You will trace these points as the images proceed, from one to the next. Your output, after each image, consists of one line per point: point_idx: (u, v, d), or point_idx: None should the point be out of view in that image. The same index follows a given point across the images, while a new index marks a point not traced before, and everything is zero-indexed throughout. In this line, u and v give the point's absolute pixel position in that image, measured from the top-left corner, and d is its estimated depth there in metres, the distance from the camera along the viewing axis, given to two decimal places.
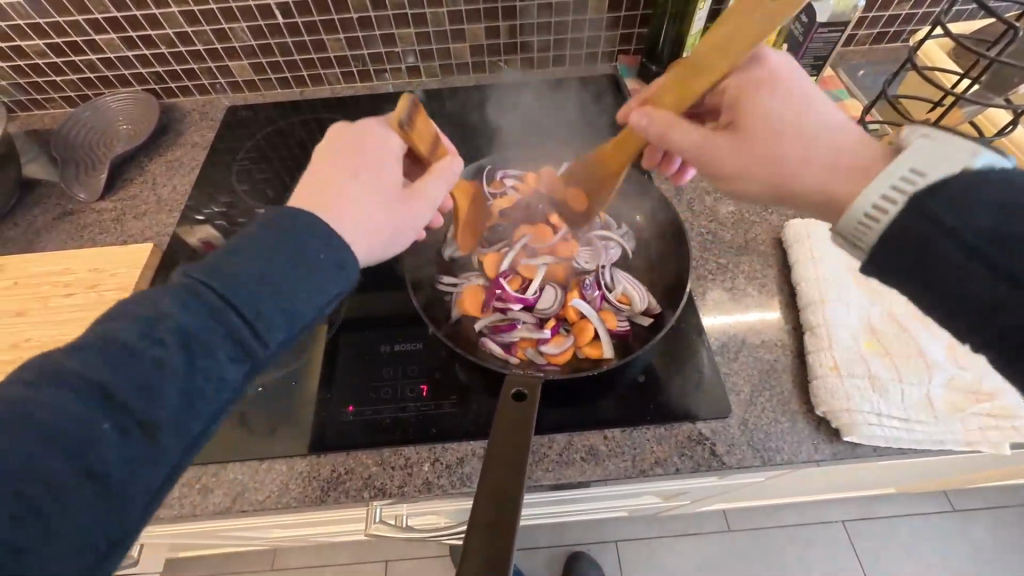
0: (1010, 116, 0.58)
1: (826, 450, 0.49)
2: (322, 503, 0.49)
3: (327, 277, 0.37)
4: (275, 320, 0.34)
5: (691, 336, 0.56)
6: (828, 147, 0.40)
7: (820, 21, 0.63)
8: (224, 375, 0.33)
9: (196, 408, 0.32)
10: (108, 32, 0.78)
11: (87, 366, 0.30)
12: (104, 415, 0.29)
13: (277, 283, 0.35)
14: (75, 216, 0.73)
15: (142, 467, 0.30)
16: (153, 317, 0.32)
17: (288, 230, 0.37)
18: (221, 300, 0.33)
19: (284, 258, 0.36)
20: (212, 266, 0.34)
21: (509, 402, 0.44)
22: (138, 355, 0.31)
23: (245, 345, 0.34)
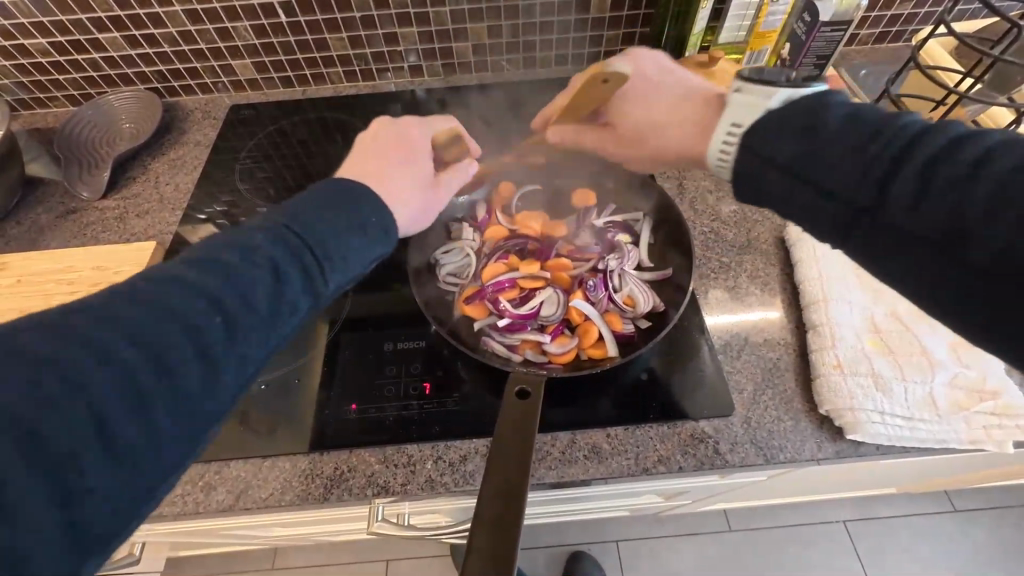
0: (1012, 116, 0.58)
1: (829, 449, 0.49)
2: (325, 500, 0.49)
3: (378, 240, 0.39)
4: (337, 268, 0.36)
5: (694, 336, 0.56)
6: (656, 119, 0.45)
7: (823, 20, 0.65)
8: (281, 319, 0.33)
9: (253, 349, 0.32)
10: (112, 31, 0.78)
11: (149, 298, 0.30)
12: (158, 350, 0.28)
13: (336, 236, 0.36)
14: (77, 214, 0.73)
15: (192, 405, 0.29)
16: (244, 248, 0.33)
17: (351, 192, 0.39)
18: (289, 246, 0.35)
19: (343, 212, 0.38)
20: (280, 217, 0.36)
21: (514, 399, 0.44)
22: (225, 281, 0.32)
23: (309, 290, 0.35)
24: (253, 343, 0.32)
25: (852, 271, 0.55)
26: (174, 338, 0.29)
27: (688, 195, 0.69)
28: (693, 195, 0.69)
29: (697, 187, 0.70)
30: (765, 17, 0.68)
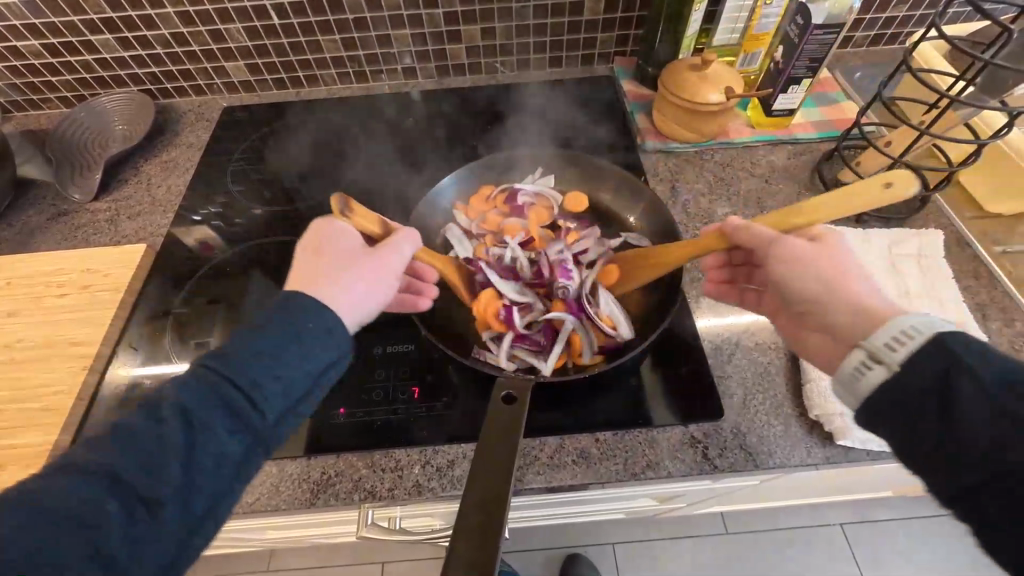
0: (1004, 119, 0.57)
1: (819, 454, 0.48)
2: (312, 505, 0.49)
3: (320, 347, 0.37)
4: (270, 389, 0.35)
5: (684, 339, 0.56)
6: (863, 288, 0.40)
7: (816, 21, 0.61)
8: (224, 447, 0.34)
9: (208, 478, 0.33)
10: (104, 33, 0.78)
11: (102, 450, 0.32)
12: (109, 494, 0.31)
13: (268, 355, 0.36)
14: (68, 217, 0.73)
15: (143, 544, 0.31)
16: (157, 405, 0.33)
17: (288, 305, 0.38)
18: (222, 378, 0.35)
19: (278, 325, 0.37)
20: (206, 354, 0.36)
21: (498, 405, 0.44)
22: (144, 437, 0.32)
23: (244, 418, 0.35)
24: (203, 476, 0.33)
25: None
26: (115, 487, 0.31)
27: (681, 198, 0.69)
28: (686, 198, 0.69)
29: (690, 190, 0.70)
30: (759, 19, 0.68)
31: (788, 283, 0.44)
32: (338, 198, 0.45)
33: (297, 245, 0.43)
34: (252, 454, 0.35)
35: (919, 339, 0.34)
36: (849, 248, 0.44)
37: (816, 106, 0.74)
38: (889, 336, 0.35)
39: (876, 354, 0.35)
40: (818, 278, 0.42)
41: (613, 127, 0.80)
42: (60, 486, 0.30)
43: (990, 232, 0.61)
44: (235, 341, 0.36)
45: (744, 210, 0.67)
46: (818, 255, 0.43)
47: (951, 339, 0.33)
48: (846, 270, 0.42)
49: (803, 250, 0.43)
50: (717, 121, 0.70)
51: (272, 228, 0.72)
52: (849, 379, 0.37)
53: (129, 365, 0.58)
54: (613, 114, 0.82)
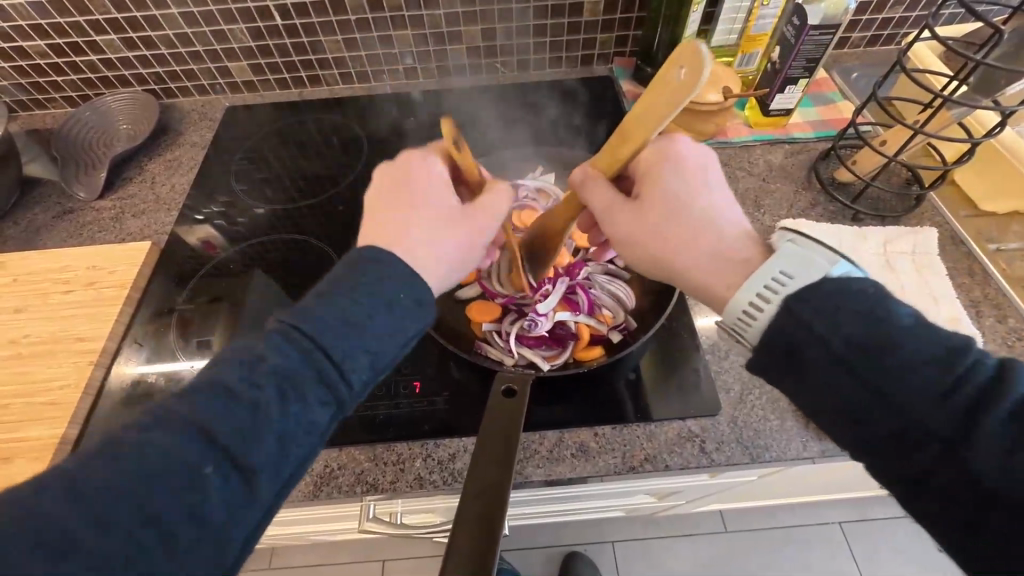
0: (998, 118, 0.58)
1: (814, 448, 0.49)
2: (315, 498, 0.49)
3: (408, 316, 0.37)
4: (360, 359, 0.34)
5: (682, 335, 0.56)
6: (694, 240, 0.39)
7: (812, 24, 0.62)
8: (315, 417, 0.33)
9: (298, 446, 0.32)
10: (109, 33, 0.78)
11: (198, 412, 0.30)
12: (205, 460, 0.29)
13: (360, 325, 0.35)
14: (73, 215, 0.74)
15: (238, 512, 0.30)
16: (253, 360, 0.32)
17: (369, 269, 0.37)
18: (312, 345, 0.33)
19: (366, 293, 0.36)
20: (289, 312, 0.35)
21: (498, 399, 0.44)
22: (242, 398, 0.31)
23: (332, 386, 0.33)
24: (293, 445, 0.32)
25: None
26: (216, 452, 0.29)
27: None
28: None
29: None
30: (756, 20, 0.69)
31: (625, 251, 0.44)
32: (449, 128, 0.45)
33: (383, 188, 0.44)
34: (335, 425, 0.34)
35: (775, 304, 0.34)
36: (676, 172, 0.41)
37: (814, 107, 0.75)
38: (747, 300, 0.35)
39: (738, 328, 0.36)
40: (658, 237, 0.41)
41: (612, 127, 0.81)
42: (160, 445, 0.29)
43: (985, 230, 0.62)
44: (325, 305, 0.35)
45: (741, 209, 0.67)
46: (637, 223, 0.42)
47: (801, 298, 0.33)
48: (666, 224, 0.41)
49: (621, 213, 0.43)
50: (716, 120, 0.71)
51: (275, 226, 0.73)
52: (736, 331, 0.37)
53: (134, 361, 0.59)
54: (612, 113, 0.83)
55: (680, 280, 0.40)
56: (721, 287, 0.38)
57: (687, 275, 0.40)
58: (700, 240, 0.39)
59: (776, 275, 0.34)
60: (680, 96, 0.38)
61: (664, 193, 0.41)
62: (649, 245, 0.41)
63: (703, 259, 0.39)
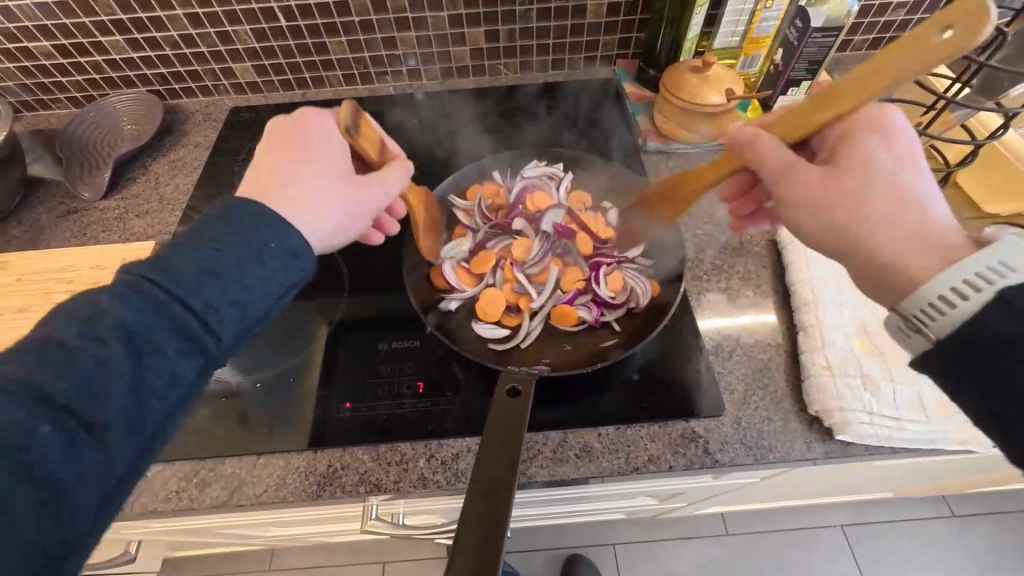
0: (1001, 119, 0.58)
1: (819, 449, 0.49)
2: (318, 497, 0.49)
3: (276, 270, 0.37)
4: (224, 309, 0.35)
5: (685, 335, 0.56)
6: (888, 217, 0.38)
7: (815, 26, 0.62)
8: (177, 363, 0.33)
9: (157, 397, 0.32)
10: (114, 34, 0.79)
11: (23, 373, 0.29)
12: (45, 418, 0.29)
13: (221, 277, 0.35)
14: (78, 215, 0.74)
15: (93, 464, 0.30)
16: (94, 317, 0.32)
17: (241, 221, 0.38)
18: (171, 297, 0.33)
19: (230, 248, 0.36)
20: (141, 270, 0.34)
21: (504, 398, 0.44)
22: (77, 354, 0.30)
23: (195, 339, 0.34)
24: (152, 395, 0.32)
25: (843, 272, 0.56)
26: (58, 406, 0.29)
27: None
28: None
29: None
30: (759, 23, 0.69)
31: (798, 220, 0.41)
32: (348, 109, 0.48)
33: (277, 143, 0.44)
34: (204, 376, 0.35)
35: (987, 294, 0.34)
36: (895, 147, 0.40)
37: None
38: (967, 275, 0.34)
39: (915, 322, 0.36)
40: (850, 199, 0.39)
41: (615, 129, 0.81)
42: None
43: None
44: (197, 261, 0.35)
45: None
46: (822, 185, 0.40)
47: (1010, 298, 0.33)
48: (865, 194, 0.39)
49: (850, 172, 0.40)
50: (717, 122, 0.71)
51: None
52: (917, 323, 0.36)
53: None
54: (615, 114, 0.83)
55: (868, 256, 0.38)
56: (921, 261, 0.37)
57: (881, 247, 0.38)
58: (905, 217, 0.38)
59: (996, 264, 0.34)
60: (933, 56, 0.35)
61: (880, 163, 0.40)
62: (846, 195, 0.39)
63: (900, 233, 0.38)
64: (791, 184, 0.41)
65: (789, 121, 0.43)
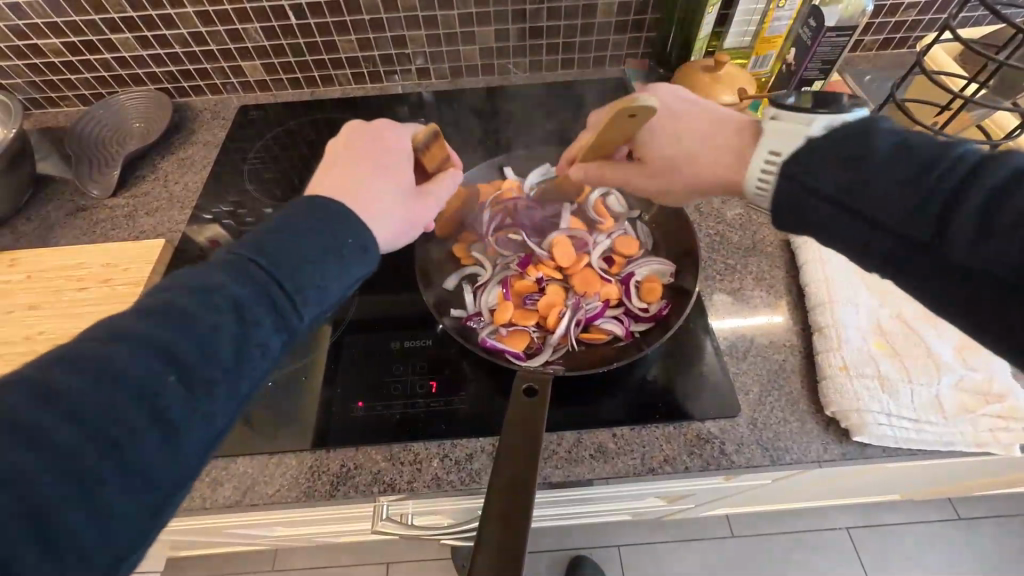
0: (1016, 119, 0.58)
1: (835, 451, 0.49)
2: (331, 497, 0.49)
3: (354, 262, 0.38)
4: (312, 296, 0.35)
5: (699, 336, 0.56)
6: (690, 153, 0.45)
7: (828, 26, 0.63)
8: (268, 344, 0.33)
9: (245, 373, 0.32)
10: (124, 31, 0.79)
11: (137, 334, 0.29)
12: (160, 377, 0.29)
13: (310, 262, 0.35)
14: (87, 212, 0.74)
15: (186, 433, 0.30)
16: (207, 287, 0.32)
17: (324, 211, 0.38)
18: (269, 280, 0.34)
19: (321, 237, 0.37)
20: (241, 248, 0.35)
21: (521, 398, 0.44)
22: (193, 320, 0.31)
23: (284, 317, 0.34)
24: (240, 375, 0.32)
25: (858, 272, 0.56)
26: (167, 369, 0.29)
27: (694, 198, 0.70)
28: (698, 198, 0.70)
29: None
30: (770, 22, 0.69)
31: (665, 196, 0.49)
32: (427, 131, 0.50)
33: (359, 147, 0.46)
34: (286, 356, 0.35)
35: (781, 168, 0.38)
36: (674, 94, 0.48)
37: None
38: (761, 164, 0.39)
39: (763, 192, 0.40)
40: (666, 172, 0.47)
41: None
42: (112, 360, 0.28)
43: None
44: (292, 244, 0.36)
45: (757, 210, 0.67)
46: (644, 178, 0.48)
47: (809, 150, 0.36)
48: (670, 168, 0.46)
49: (657, 141, 0.46)
50: None
51: None
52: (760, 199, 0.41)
53: None
54: None
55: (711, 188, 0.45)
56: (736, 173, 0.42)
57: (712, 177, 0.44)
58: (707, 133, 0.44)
59: (769, 153, 0.39)
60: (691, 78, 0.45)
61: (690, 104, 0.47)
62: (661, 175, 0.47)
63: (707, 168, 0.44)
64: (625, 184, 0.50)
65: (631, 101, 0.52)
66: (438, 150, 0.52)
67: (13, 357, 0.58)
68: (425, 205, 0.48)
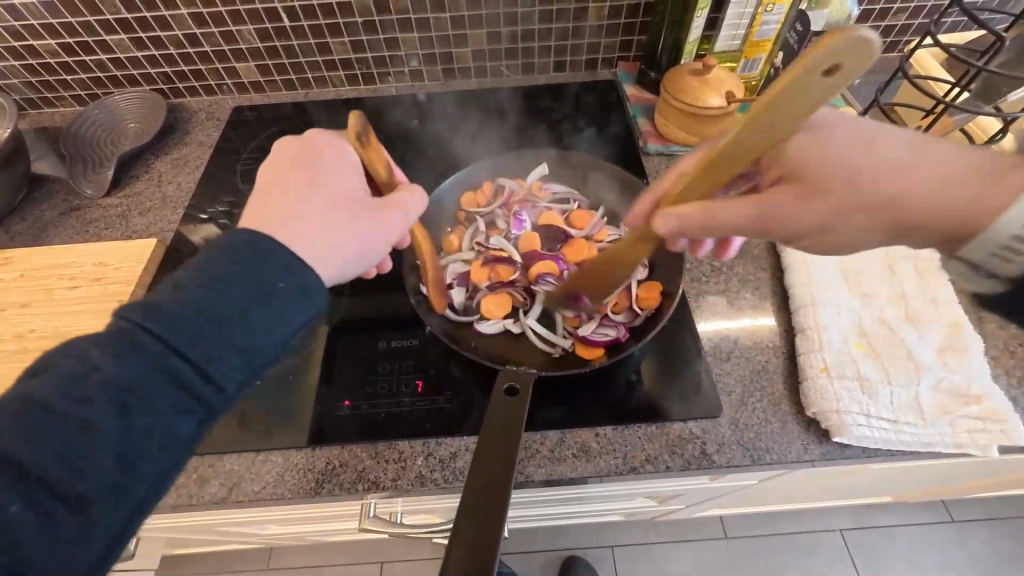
0: (1001, 123, 0.59)
1: (816, 451, 0.49)
2: (317, 495, 0.50)
3: (280, 315, 0.37)
4: (224, 361, 0.35)
5: (685, 337, 0.57)
6: (891, 187, 0.38)
7: None
8: (171, 428, 0.34)
9: (152, 458, 0.33)
10: (118, 33, 0.79)
11: (15, 438, 0.30)
12: (28, 489, 0.30)
13: (218, 325, 0.35)
14: (80, 212, 0.75)
15: (83, 532, 0.31)
16: (83, 373, 0.32)
17: (238, 269, 0.37)
18: (169, 352, 0.34)
19: (227, 298, 0.36)
20: (134, 311, 0.35)
21: (501, 396, 0.45)
22: (63, 417, 0.31)
23: (193, 393, 0.34)
24: (153, 455, 0.33)
25: (842, 275, 0.56)
26: (39, 478, 0.30)
27: None
28: None
29: None
30: (759, 27, 0.70)
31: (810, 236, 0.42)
32: (357, 120, 0.44)
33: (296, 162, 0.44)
34: (206, 425, 0.35)
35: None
36: (845, 121, 0.40)
37: None
38: (1009, 256, 0.37)
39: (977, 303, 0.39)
40: (843, 199, 0.39)
41: (615, 131, 0.82)
42: None
43: None
44: (183, 318, 0.35)
45: None
46: (807, 212, 0.40)
47: None
48: (883, 177, 0.38)
49: (814, 154, 0.39)
50: (719, 125, 0.71)
51: None
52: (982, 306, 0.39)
53: None
54: (616, 117, 0.84)
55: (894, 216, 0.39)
56: (952, 216, 0.38)
57: (912, 205, 0.38)
58: (911, 171, 0.38)
59: (1009, 241, 0.37)
60: (802, 108, 0.31)
61: (863, 126, 0.40)
62: (832, 204, 0.39)
63: (919, 198, 0.38)
64: (772, 212, 0.41)
65: (689, 189, 0.40)
66: (376, 151, 0.47)
67: (4, 355, 0.58)
68: (381, 215, 0.44)
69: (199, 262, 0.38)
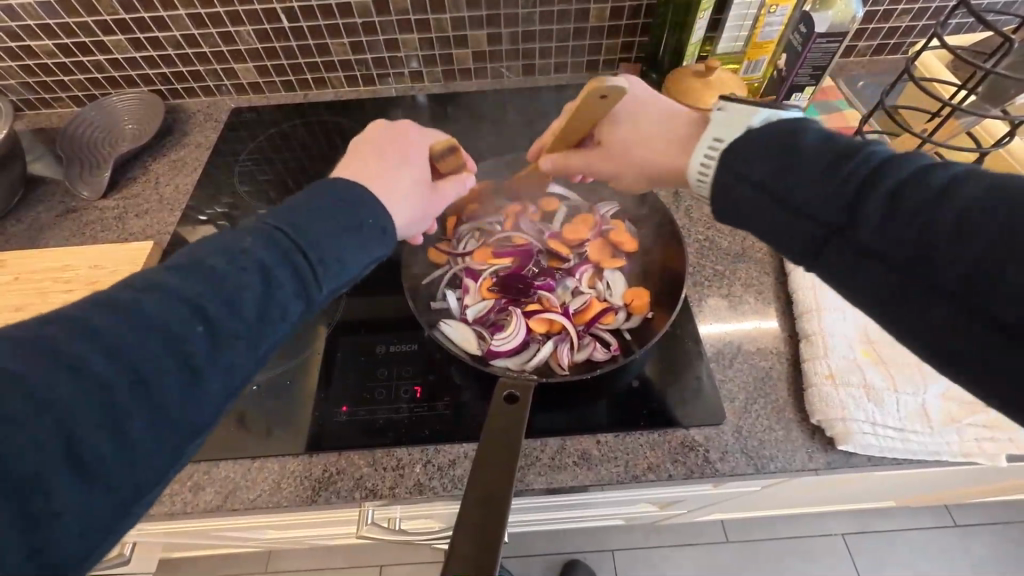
0: (1007, 127, 0.58)
1: (820, 460, 0.48)
2: (313, 502, 0.49)
3: (373, 238, 0.39)
4: (331, 268, 0.36)
5: (686, 343, 0.56)
6: (641, 136, 0.46)
7: (819, 31, 0.63)
8: (285, 312, 0.34)
9: (262, 343, 0.33)
10: (116, 33, 0.79)
11: (168, 290, 0.31)
12: (182, 331, 0.30)
13: (336, 234, 0.37)
14: (77, 214, 0.74)
15: (196, 398, 0.30)
16: (234, 250, 0.33)
17: (349, 195, 0.39)
18: (290, 243, 0.35)
19: (341, 210, 0.38)
20: (270, 214, 0.37)
21: (501, 404, 0.44)
22: (218, 280, 0.32)
23: (302, 288, 0.35)
24: (262, 342, 0.33)
25: None
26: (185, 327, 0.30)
27: (685, 203, 0.69)
28: (689, 203, 0.69)
29: (694, 196, 0.70)
30: (762, 28, 0.69)
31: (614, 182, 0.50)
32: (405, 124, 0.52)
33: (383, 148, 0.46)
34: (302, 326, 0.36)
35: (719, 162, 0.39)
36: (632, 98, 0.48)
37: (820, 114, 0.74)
38: (700, 161, 0.40)
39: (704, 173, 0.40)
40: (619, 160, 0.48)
41: None
42: (135, 318, 0.29)
43: None
44: (303, 221, 0.36)
45: None
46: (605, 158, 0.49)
47: (741, 155, 0.38)
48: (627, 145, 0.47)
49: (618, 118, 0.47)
50: None
51: None
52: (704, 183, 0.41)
53: None
54: None
55: (653, 173, 0.46)
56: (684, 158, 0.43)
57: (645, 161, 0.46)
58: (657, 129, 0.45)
59: (714, 141, 0.39)
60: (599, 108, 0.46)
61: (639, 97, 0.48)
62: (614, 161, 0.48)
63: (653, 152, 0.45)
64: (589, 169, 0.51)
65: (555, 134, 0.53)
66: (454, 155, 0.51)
67: None
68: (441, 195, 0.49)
69: (317, 185, 0.40)
